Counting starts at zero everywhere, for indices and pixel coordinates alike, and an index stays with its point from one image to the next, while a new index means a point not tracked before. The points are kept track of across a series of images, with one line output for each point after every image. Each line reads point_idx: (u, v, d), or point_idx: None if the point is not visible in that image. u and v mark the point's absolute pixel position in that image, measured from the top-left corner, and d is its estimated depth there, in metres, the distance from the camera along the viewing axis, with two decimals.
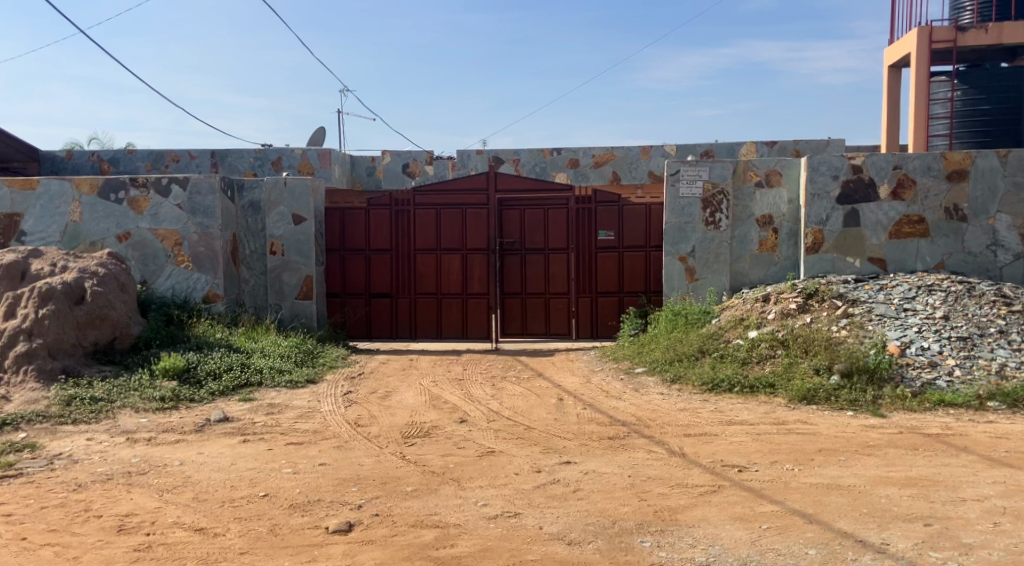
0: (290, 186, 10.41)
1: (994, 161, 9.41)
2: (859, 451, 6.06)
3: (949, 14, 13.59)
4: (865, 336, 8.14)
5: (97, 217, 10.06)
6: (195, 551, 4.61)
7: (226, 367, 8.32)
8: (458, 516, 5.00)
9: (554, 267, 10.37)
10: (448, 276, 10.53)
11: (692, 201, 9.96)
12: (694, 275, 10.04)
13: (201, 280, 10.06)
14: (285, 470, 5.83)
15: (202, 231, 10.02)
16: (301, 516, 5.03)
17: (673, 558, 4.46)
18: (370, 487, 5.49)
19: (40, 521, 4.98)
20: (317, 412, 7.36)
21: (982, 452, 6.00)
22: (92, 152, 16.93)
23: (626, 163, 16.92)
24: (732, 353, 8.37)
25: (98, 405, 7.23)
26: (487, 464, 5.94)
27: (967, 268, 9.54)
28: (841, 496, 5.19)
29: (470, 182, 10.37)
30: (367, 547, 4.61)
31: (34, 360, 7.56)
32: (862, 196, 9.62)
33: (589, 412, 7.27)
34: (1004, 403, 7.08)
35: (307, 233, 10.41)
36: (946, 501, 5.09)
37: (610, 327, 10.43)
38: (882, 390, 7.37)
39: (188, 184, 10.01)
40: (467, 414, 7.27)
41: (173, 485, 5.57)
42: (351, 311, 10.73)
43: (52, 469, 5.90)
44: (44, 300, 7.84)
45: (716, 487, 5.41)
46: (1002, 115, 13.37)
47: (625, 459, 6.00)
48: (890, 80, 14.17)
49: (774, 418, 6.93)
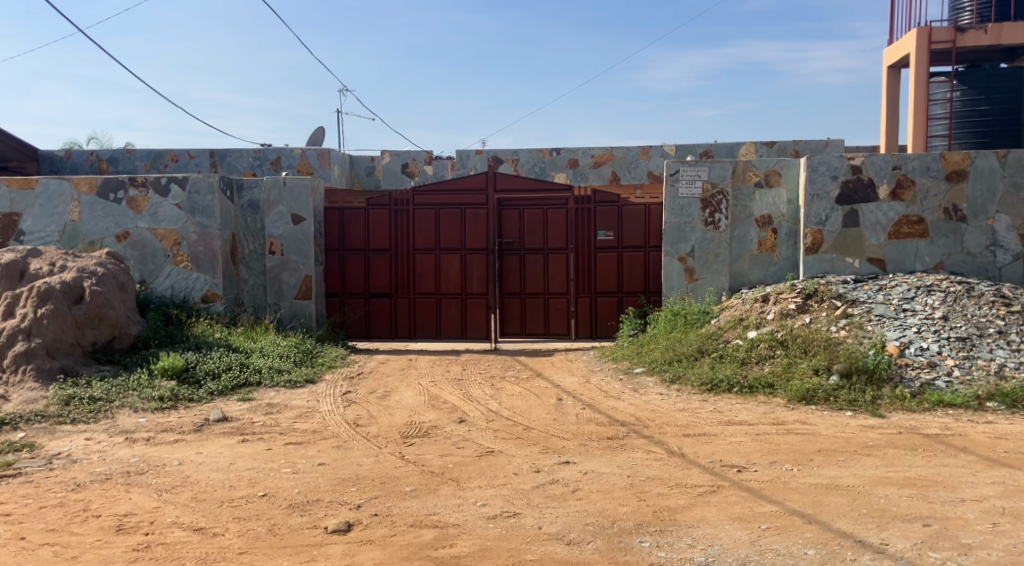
0: (289, 185, 10.41)
1: (994, 161, 9.41)
2: (858, 451, 6.06)
3: (949, 15, 13.59)
4: (865, 336, 8.14)
5: (96, 216, 10.05)
6: (194, 551, 4.60)
7: (225, 367, 8.31)
8: (457, 516, 5.00)
9: (554, 267, 10.37)
10: (447, 276, 10.53)
11: (692, 201, 9.96)
12: (693, 275, 10.05)
13: (200, 280, 10.05)
14: (285, 470, 5.83)
15: (201, 231, 10.01)
16: (301, 516, 5.02)
17: (672, 558, 4.46)
18: (369, 487, 5.49)
19: (39, 521, 4.98)
20: (316, 411, 7.35)
21: (982, 452, 6.00)
22: (91, 151, 16.90)
23: (625, 163, 16.92)
24: (732, 353, 8.37)
25: (97, 405, 7.22)
26: (486, 464, 5.94)
27: (966, 268, 9.55)
28: (841, 496, 5.20)
29: (470, 182, 10.36)
30: (366, 548, 4.60)
31: (33, 360, 7.55)
32: (861, 196, 9.62)
33: (589, 412, 7.27)
34: (1003, 403, 7.08)
35: (307, 232, 10.40)
36: (945, 501, 5.09)
37: (609, 327, 10.43)
38: (882, 390, 7.38)
39: (188, 184, 10.01)
40: (466, 414, 7.27)
41: (172, 484, 5.56)
42: (351, 310, 10.72)
43: (51, 468, 5.89)
44: (43, 299, 7.83)
45: (715, 487, 5.41)
46: (1002, 115, 13.38)
47: (624, 459, 6.00)
48: (890, 81, 14.17)
49: (773, 418, 6.93)
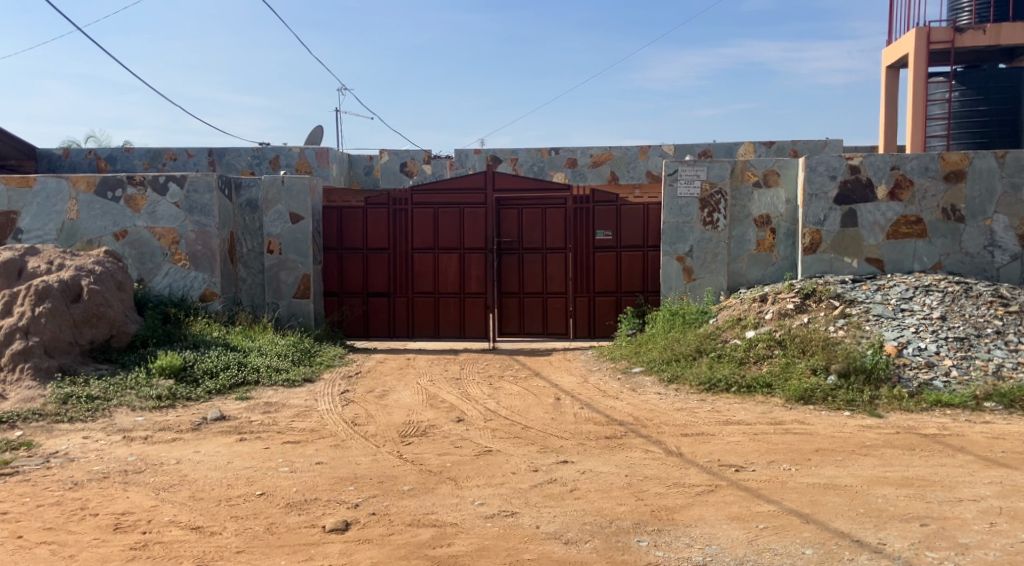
0: (288, 184, 10.40)
1: (992, 162, 9.42)
2: (857, 451, 6.06)
3: (947, 15, 13.61)
4: (862, 336, 8.14)
5: (94, 215, 10.04)
6: (191, 549, 4.60)
7: (223, 366, 8.30)
8: (455, 515, 5.00)
9: (552, 266, 10.37)
10: (446, 275, 10.53)
11: (691, 201, 9.96)
12: (691, 275, 10.05)
13: (197, 279, 10.04)
14: (282, 469, 5.82)
15: (199, 229, 10.00)
16: (298, 515, 5.02)
17: (670, 558, 4.46)
18: (367, 486, 5.48)
19: (36, 520, 4.97)
20: (314, 411, 7.35)
21: (979, 452, 6.00)
22: (89, 150, 16.86)
23: (624, 163, 16.92)
24: (730, 354, 8.38)
25: (94, 404, 7.22)
26: (484, 463, 5.94)
27: (964, 269, 9.55)
28: (838, 496, 5.20)
29: (469, 181, 10.36)
30: (364, 546, 4.60)
31: (30, 359, 7.55)
32: (859, 196, 9.62)
33: (587, 411, 7.27)
34: (1001, 403, 7.09)
35: (305, 231, 10.39)
36: (942, 501, 5.09)
37: (608, 326, 10.44)
38: (879, 390, 7.38)
39: (186, 182, 9.99)
40: (464, 413, 7.26)
41: (170, 483, 5.56)
42: (349, 309, 10.72)
43: (48, 467, 5.89)
44: (40, 298, 7.82)
45: (713, 486, 5.40)
46: (1000, 115, 13.38)
47: (622, 459, 6.00)
48: (888, 81, 14.18)
49: (771, 418, 6.93)
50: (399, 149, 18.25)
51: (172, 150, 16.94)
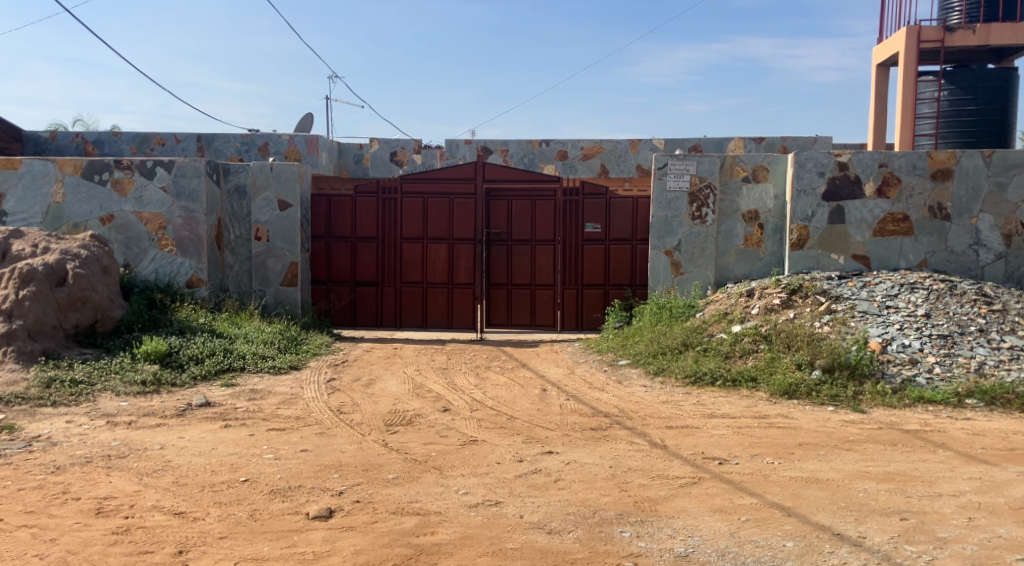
0: (276, 171, 10.32)
1: (979, 161, 9.49)
2: (839, 446, 6.09)
3: (938, 13, 13.68)
4: (847, 332, 8.20)
5: (81, 199, 9.97)
6: (173, 534, 4.59)
7: (208, 352, 8.26)
8: (439, 503, 5.01)
9: (541, 257, 10.38)
10: (433, 266, 10.52)
11: (679, 194, 9.99)
12: (679, 269, 10.08)
13: (184, 264, 9.97)
14: (267, 456, 5.81)
15: (186, 215, 9.93)
16: (282, 502, 5.02)
17: (652, 549, 4.48)
18: (351, 474, 5.48)
19: (17, 503, 4.95)
20: (299, 398, 7.34)
21: (960, 448, 6.07)
22: (76, 134, 16.73)
23: (614, 156, 16.91)
24: (716, 347, 8.41)
25: (78, 388, 7.17)
26: (469, 453, 5.95)
27: (949, 267, 9.61)
28: (820, 490, 5.24)
29: (459, 171, 10.36)
30: (347, 534, 4.60)
31: (13, 342, 7.51)
32: (847, 193, 9.66)
33: (573, 403, 7.29)
34: (982, 400, 7.15)
35: (293, 219, 10.33)
36: (922, 496, 5.14)
37: (594, 319, 10.46)
38: (863, 386, 7.44)
39: (174, 167, 9.91)
40: (450, 403, 7.27)
41: (153, 468, 5.54)
42: (337, 298, 10.72)
43: (30, 450, 5.85)
44: (24, 281, 7.70)
45: (696, 479, 5.43)
46: (988, 115, 13.44)
47: (607, 450, 6.02)
48: (876, 79, 14.26)
49: (755, 412, 6.95)
50: (389, 139, 18.15)
51: (161, 135, 16.84)
